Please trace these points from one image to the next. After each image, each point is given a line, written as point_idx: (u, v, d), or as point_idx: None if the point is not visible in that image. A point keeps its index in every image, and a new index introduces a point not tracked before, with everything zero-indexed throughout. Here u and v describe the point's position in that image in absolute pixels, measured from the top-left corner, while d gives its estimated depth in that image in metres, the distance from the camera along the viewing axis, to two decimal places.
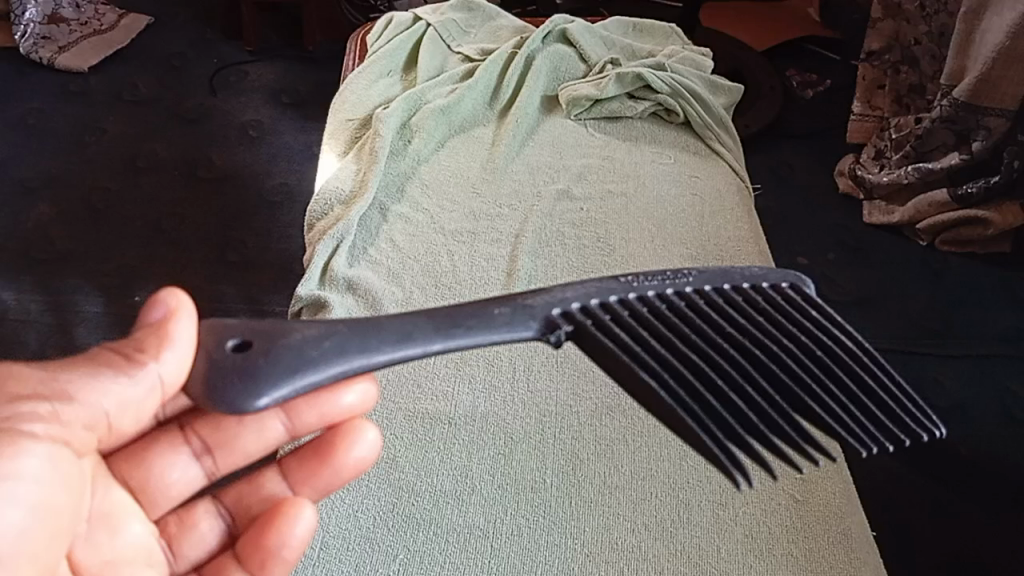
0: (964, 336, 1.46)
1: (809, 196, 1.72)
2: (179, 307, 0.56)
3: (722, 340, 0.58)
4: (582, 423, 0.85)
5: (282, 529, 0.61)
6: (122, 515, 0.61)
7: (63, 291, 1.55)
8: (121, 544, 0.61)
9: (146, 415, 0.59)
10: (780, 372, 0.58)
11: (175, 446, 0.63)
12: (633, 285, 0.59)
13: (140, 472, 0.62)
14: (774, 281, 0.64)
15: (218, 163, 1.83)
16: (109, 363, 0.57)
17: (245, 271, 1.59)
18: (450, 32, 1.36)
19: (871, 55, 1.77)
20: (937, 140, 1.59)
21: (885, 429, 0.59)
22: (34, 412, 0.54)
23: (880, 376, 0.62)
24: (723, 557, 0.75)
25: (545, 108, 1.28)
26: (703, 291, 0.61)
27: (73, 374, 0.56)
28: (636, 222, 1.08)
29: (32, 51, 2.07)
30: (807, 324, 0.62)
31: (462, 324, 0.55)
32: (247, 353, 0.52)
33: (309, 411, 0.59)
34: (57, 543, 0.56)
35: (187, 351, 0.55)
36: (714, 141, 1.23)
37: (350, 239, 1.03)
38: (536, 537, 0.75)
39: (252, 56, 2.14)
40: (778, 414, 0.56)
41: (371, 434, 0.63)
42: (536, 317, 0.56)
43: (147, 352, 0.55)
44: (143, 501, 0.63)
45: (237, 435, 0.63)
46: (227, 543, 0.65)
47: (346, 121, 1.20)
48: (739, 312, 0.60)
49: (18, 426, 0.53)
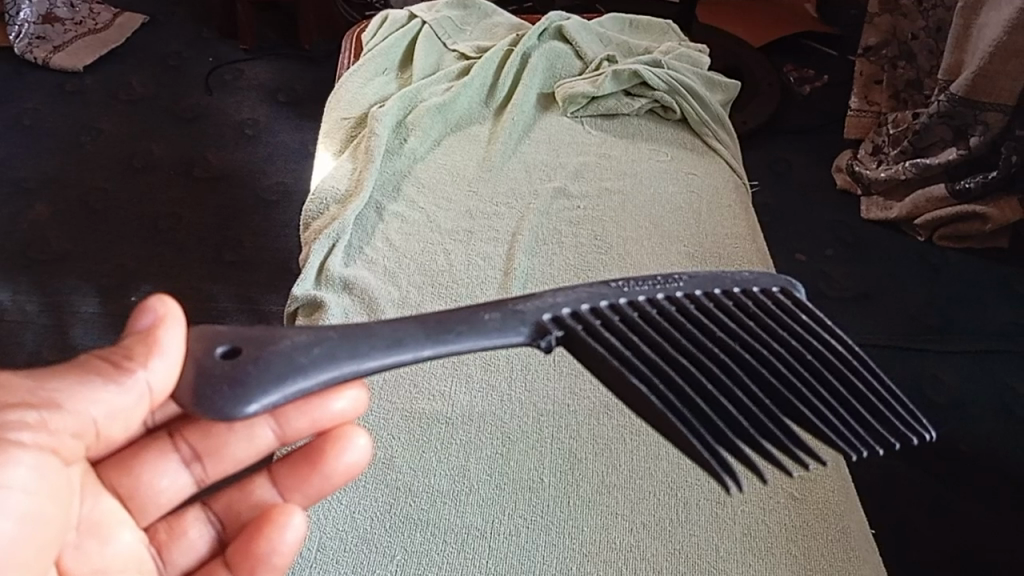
0: (963, 332, 1.45)
1: (806, 193, 1.71)
2: (168, 315, 0.56)
3: (713, 345, 0.57)
4: (580, 422, 0.84)
5: (272, 535, 0.61)
6: (110, 522, 0.61)
7: (59, 292, 1.54)
8: (109, 551, 0.61)
9: (136, 423, 0.58)
10: (772, 377, 0.57)
11: (165, 453, 0.62)
12: (623, 290, 0.59)
13: (129, 479, 0.62)
14: (765, 285, 0.64)
15: (215, 162, 1.82)
16: (98, 370, 0.56)
17: (243, 271, 1.59)
18: (446, 30, 1.35)
19: (869, 51, 1.75)
20: (935, 135, 1.58)
21: (875, 434, 0.59)
22: (21, 420, 0.54)
23: (871, 380, 0.61)
24: (722, 557, 0.74)
25: (541, 105, 1.28)
26: (693, 295, 0.61)
27: (63, 382, 0.56)
28: (632, 220, 1.08)
29: (27, 51, 2.06)
30: (798, 329, 0.61)
31: (453, 329, 0.54)
32: (235, 359, 0.51)
33: (299, 417, 0.59)
34: (45, 551, 0.56)
35: (175, 359, 0.54)
36: (711, 138, 1.22)
37: (346, 238, 1.03)
38: (534, 537, 0.75)
39: (248, 55, 2.13)
40: (768, 418, 0.56)
41: (361, 440, 0.62)
42: (526, 322, 0.56)
43: (136, 359, 0.55)
44: (132, 508, 0.62)
45: (227, 441, 0.62)
46: (218, 550, 0.65)
47: (342, 120, 1.20)
48: (730, 316, 0.60)
49: (5, 434, 0.53)
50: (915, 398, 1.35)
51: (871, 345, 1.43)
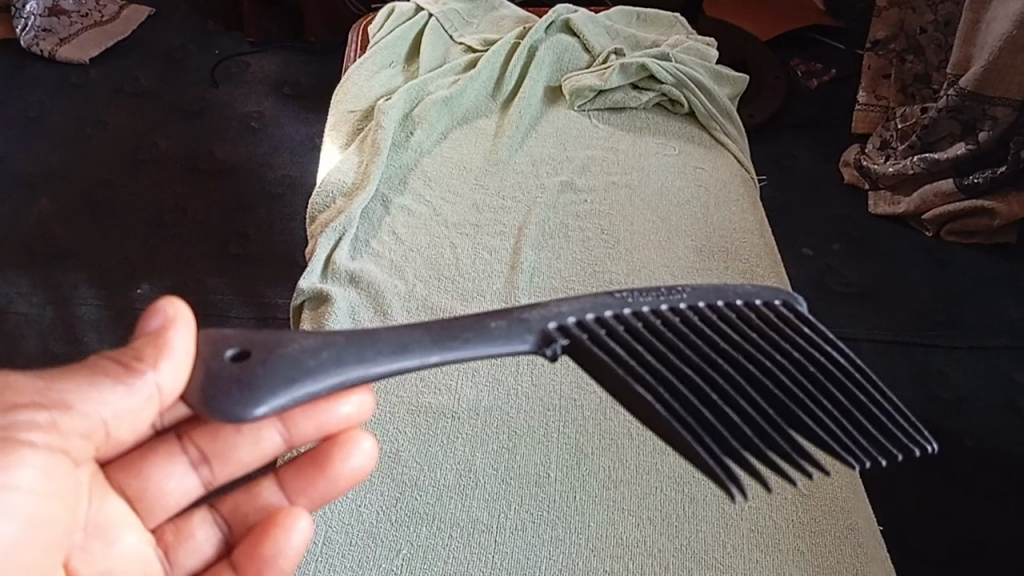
0: (970, 328, 1.45)
1: (813, 188, 1.71)
2: (177, 317, 0.56)
3: (716, 356, 0.57)
4: (586, 418, 0.84)
5: (278, 537, 0.61)
6: (117, 525, 0.61)
7: (65, 284, 1.55)
8: (115, 553, 0.61)
9: (144, 424, 0.58)
10: (774, 388, 0.57)
11: (172, 454, 0.62)
12: (627, 301, 0.59)
13: (136, 480, 0.62)
14: (767, 298, 0.63)
15: (220, 155, 1.82)
16: (107, 371, 0.56)
17: (248, 265, 1.59)
18: (452, 22, 1.35)
19: (876, 45, 1.74)
20: (943, 130, 1.58)
21: (880, 446, 0.59)
22: (31, 421, 0.54)
23: (872, 392, 0.61)
24: (728, 553, 0.74)
25: (547, 99, 1.27)
26: (696, 306, 0.60)
27: (71, 383, 0.56)
28: (639, 214, 1.07)
29: (33, 44, 2.06)
30: (801, 341, 0.61)
31: (459, 336, 0.54)
32: (244, 362, 0.51)
33: (307, 421, 0.59)
34: (52, 552, 0.56)
35: (184, 360, 0.54)
36: (718, 131, 1.22)
37: (352, 232, 1.03)
38: (540, 532, 0.75)
39: (253, 47, 2.13)
40: (772, 428, 0.55)
41: (367, 444, 0.62)
42: (531, 331, 0.56)
43: (145, 360, 0.55)
44: (140, 510, 0.62)
45: (235, 444, 0.62)
46: (223, 552, 0.65)
47: (349, 113, 1.19)
48: (733, 328, 0.59)
49: (15, 435, 0.53)
50: (921, 394, 1.34)
51: (877, 341, 1.42)
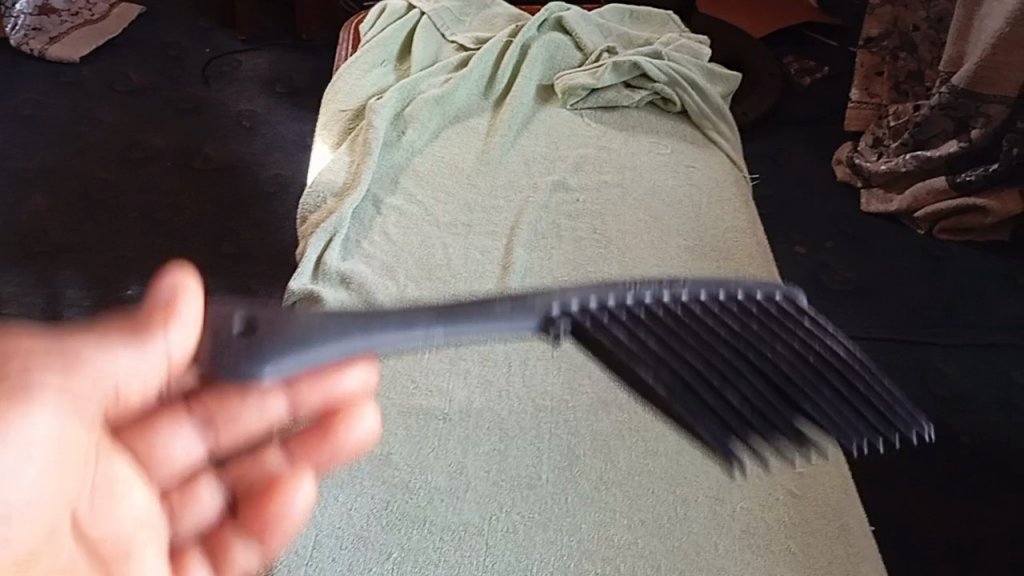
0: (964, 324, 1.45)
1: (807, 185, 1.71)
2: (183, 289, 0.53)
3: (722, 347, 0.55)
4: (577, 419, 0.84)
5: (281, 501, 0.60)
6: (122, 483, 0.55)
7: (58, 283, 1.53)
8: (121, 517, 0.55)
9: (155, 387, 0.53)
10: (779, 376, 0.56)
11: (178, 415, 0.56)
12: (629, 288, 0.56)
13: (143, 440, 0.56)
14: (767, 291, 0.60)
15: (213, 154, 1.81)
16: (119, 330, 0.52)
17: (242, 263, 1.58)
18: (444, 21, 1.34)
19: (869, 42, 1.74)
20: (936, 128, 1.58)
21: (880, 420, 0.59)
22: (46, 376, 0.48)
23: (873, 377, 0.60)
24: (719, 554, 0.74)
25: (539, 97, 1.26)
26: (698, 294, 0.57)
27: (86, 341, 0.51)
28: (632, 214, 1.07)
29: (23, 42, 2.05)
30: (805, 327, 0.59)
31: (460, 319, 0.52)
32: (252, 336, 0.52)
33: (313, 392, 0.58)
34: (63, 513, 0.51)
35: (193, 328, 0.52)
36: (711, 130, 1.22)
37: (344, 232, 1.02)
38: (531, 534, 0.75)
39: (246, 45, 2.12)
40: (776, 416, 0.54)
41: (370, 416, 0.61)
42: (534, 315, 0.53)
43: (154, 326, 0.51)
44: (143, 469, 0.57)
45: (239, 413, 0.57)
46: (224, 516, 0.61)
47: (340, 112, 1.19)
48: (735, 316, 0.57)
49: (30, 385, 0.47)
50: (916, 391, 1.34)
51: (872, 338, 1.42)
